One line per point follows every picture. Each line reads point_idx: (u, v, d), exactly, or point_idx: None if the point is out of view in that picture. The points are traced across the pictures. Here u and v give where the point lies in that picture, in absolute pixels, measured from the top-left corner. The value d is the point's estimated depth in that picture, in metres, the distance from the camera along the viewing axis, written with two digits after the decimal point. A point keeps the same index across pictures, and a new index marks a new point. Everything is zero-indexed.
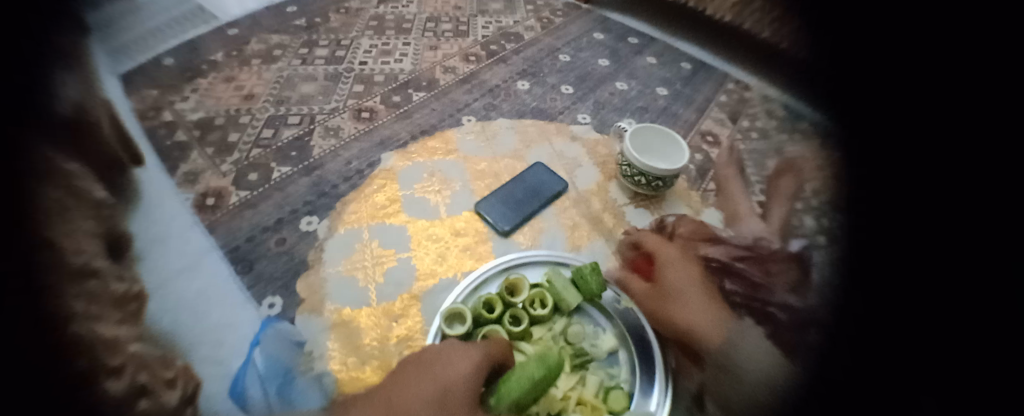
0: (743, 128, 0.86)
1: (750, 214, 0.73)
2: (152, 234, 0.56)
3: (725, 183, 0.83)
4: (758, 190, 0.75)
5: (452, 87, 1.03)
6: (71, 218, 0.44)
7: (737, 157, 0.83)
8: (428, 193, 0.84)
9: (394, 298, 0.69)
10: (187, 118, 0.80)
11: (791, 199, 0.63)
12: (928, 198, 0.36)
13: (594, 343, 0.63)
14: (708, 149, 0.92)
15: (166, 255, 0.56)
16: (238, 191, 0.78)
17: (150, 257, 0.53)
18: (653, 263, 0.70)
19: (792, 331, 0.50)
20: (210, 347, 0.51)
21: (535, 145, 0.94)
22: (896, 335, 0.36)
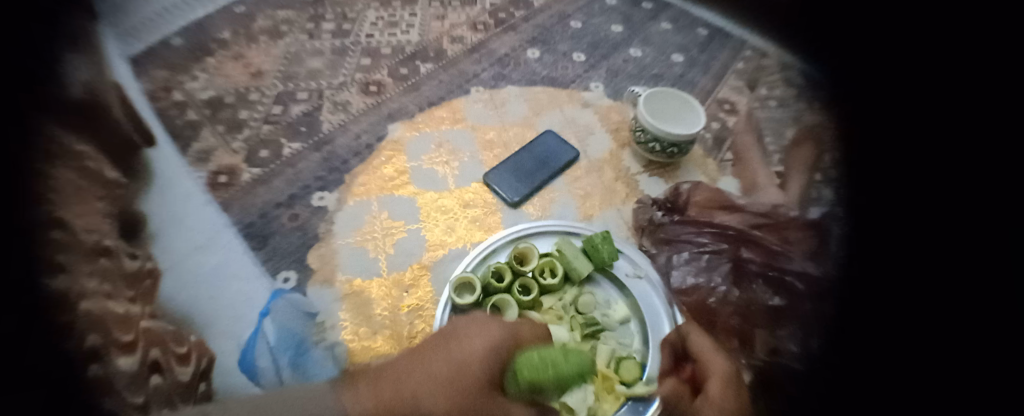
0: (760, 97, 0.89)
1: (768, 184, 0.76)
2: (167, 213, 0.60)
3: (743, 151, 0.83)
4: (777, 160, 0.78)
5: (460, 58, 1.00)
6: (66, 205, 0.48)
7: (755, 125, 0.86)
8: (435, 165, 0.83)
9: (404, 268, 0.69)
10: (198, 98, 0.83)
11: (810, 170, 0.69)
12: (930, 219, 0.45)
13: (605, 312, 0.61)
14: (726, 116, 0.90)
15: (180, 234, 0.59)
16: (250, 168, 0.77)
17: (163, 239, 0.58)
18: (672, 236, 0.70)
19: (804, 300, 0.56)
20: (224, 324, 0.56)
21: (545, 112, 0.91)
22: (885, 326, 0.44)
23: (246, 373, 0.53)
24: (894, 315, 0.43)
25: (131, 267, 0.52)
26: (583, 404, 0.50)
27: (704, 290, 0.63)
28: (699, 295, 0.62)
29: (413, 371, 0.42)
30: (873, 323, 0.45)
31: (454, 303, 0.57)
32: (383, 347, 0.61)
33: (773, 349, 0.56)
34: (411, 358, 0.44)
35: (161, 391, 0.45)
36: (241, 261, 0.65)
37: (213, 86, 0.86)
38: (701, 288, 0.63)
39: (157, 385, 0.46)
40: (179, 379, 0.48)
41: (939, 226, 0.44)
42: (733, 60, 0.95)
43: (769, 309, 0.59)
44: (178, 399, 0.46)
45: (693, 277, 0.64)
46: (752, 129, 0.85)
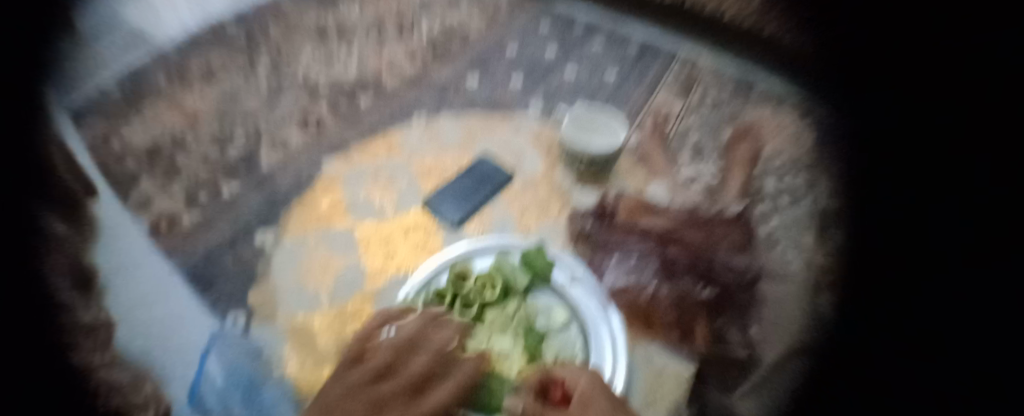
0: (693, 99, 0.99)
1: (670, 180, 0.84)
2: (121, 266, 0.66)
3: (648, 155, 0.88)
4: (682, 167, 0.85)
5: (401, 88, 1.02)
6: None
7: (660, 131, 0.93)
8: (375, 193, 0.81)
9: (348, 298, 0.67)
10: (134, 145, 0.86)
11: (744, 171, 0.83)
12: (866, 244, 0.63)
13: (548, 318, 0.57)
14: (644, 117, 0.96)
15: (122, 292, 0.64)
16: (191, 212, 0.77)
17: (115, 303, 0.63)
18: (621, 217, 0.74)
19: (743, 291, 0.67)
20: (81, 291, 0.62)
21: (480, 136, 0.90)
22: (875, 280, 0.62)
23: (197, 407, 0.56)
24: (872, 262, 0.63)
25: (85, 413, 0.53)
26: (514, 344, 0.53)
27: (638, 289, 0.66)
28: (636, 293, 0.66)
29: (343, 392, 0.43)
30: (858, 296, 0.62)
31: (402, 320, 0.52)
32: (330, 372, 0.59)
33: (712, 337, 0.63)
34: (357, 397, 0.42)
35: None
36: (64, 233, 0.64)
37: (149, 132, 0.88)
38: (638, 286, 0.66)
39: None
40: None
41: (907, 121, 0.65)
42: (664, 70, 1.05)
43: (700, 300, 0.65)
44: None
45: (626, 277, 0.67)
46: (658, 139, 0.91)
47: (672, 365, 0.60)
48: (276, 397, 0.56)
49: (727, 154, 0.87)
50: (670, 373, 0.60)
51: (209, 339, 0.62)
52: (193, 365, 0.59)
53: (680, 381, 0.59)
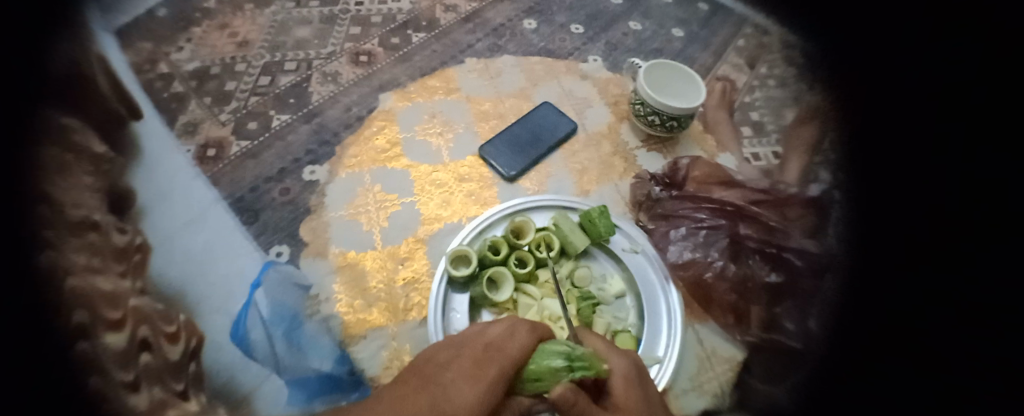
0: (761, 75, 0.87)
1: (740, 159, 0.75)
2: (156, 191, 0.63)
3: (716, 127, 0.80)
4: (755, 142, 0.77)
5: (453, 27, 0.96)
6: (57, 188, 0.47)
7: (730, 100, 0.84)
8: (429, 136, 0.77)
9: (399, 242, 0.66)
10: (184, 69, 0.84)
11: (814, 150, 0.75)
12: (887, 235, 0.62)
13: (601, 287, 0.54)
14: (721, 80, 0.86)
15: (162, 216, 0.61)
16: (238, 141, 0.76)
17: (149, 216, 0.60)
18: (686, 186, 0.69)
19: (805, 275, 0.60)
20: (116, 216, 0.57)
21: (543, 83, 0.85)
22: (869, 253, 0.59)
23: (243, 347, 0.53)
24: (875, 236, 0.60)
25: (118, 344, 0.46)
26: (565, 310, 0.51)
27: (701, 265, 0.62)
28: (697, 270, 0.61)
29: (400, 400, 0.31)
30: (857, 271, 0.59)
31: (450, 276, 0.51)
32: (378, 320, 0.59)
33: (770, 324, 0.58)
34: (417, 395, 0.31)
35: (151, 370, 0.46)
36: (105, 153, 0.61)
37: (198, 57, 0.86)
38: (698, 263, 0.62)
39: (145, 364, 0.46)
40: (168, 359, 0.48)
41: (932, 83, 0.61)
42: (734, 35, 0.93)
43: (767, 286, 0.59)
44: (171, 380, 0.47)
45: (690, 252, 0.62)
46: (726, 107, 0.82)
47: (722, 348, 0.58)
48: (317, 337, 0.56)
49: (788, 139, 0.77)
50: (719, 356, 0.57)
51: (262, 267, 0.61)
52: (239, 297, 0.57)
53: (730, 371, 0.56)
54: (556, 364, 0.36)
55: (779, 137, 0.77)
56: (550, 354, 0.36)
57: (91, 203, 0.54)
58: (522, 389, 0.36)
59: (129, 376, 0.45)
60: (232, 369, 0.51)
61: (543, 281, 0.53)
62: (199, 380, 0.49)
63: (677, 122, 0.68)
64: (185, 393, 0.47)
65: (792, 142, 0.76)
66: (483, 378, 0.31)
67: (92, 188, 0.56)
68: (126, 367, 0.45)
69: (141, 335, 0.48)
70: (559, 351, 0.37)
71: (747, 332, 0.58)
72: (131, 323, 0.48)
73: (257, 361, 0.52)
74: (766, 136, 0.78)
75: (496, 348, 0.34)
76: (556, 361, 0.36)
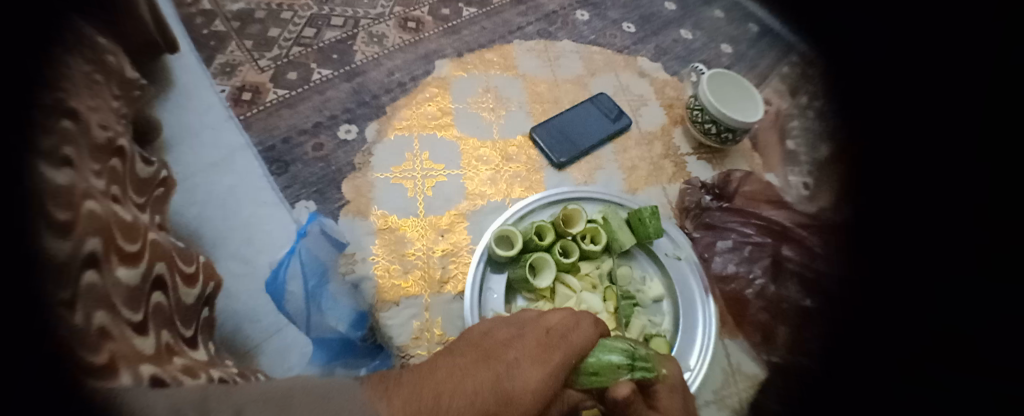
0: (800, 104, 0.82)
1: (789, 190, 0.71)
2: (176, 132, 0.63)
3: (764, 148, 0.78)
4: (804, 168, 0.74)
5: (505, 7, 0.91)
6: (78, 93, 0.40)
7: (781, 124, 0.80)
8: (482, 110, 0.75)
9: (441, 213, 0.64)
10: (228, 9, 0.82)
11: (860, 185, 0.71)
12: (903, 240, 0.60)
13: (639, 288, 0.53)
14: (779, 102, 0.83)
15: (184, 155, 0.63)
16: (276, 89, 0.74)
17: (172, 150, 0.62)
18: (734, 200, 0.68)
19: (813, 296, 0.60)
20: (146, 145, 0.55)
21: (600, 74, 0.82)
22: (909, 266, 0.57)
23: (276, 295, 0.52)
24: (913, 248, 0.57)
25: (132, 280, 0.35)
26: (602, 305, 0.50)
27: (743, 281, 0.61)
28: (738, 285, 0.60)
29: (466, 370, 0.32)
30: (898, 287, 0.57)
31: (493, 255, 0.50)
32: (413, 288, 0.58)
33: (796, 346, 0.57)
34: (469, 369, 0.32)
35: (164, 312, 0.37)
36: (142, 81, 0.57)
37: None
38: (740, 277, 0.61)
39: (159, 304, 0.37)
40: (183, 301, 0.41)
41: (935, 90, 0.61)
42: (777, 63, 0.89)
43: (799, 310, 0.59)
44: (181, 323, 0.40)
45: (734, 265, 0.62)
46: (778, 130, 0.79)
47: (746, 365, 0.56)
48: (341, 299, 0.55)
49: (819, 172, 0.73)
50: (742, 373, 0.56)
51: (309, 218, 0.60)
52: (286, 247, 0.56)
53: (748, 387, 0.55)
54: (617, 360, 0.37)
55: (811, 170, 0.73)
56: (609, 350, 0.38)
57: (117, 126, 0.44)
58: (577, 381, 0.38)
59: (136, 317, 0.33)
60: (242, 321, 0.52)
61: (585, 273, 0.52)
62: (210, 328, 0.44)
63: (733, 134, 0.68)
64: (194, 340, 0.40)
65: (823, 176, 0.72)
66: (546, 364, 0.34)
67: (92, 78, 0.44)
68: (134, 307, 0.34)
69: (157, 272, 0.39)
70: (619, 348, 0.39)
71: (774, 353, 0.57)
72: (149, 258, 0.38)
73: (289, 316, 0.52)
74: (798, 167, 0.74)
75: (557, 340, 0.37)
76: (616, 357, 0.38)
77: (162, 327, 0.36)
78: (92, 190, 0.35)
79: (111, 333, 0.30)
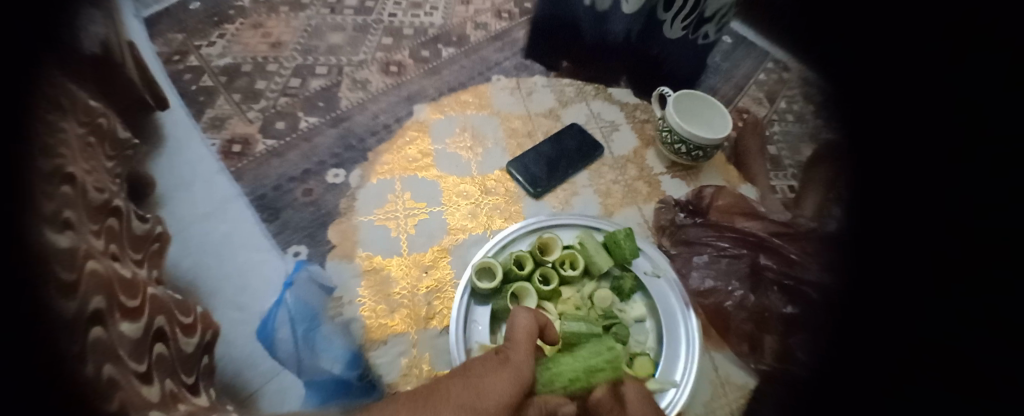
0: (780, 109, 0.84)
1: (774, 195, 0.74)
2: (172, 181, 0.60)
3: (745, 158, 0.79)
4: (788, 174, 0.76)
5: (483, 45, 0.96)
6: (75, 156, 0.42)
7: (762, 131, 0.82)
8: (460, 149, 0.78)
9: (425, 249, 0.66)
10: (214, 64, 0.86)
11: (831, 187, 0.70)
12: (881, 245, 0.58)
13: (621, 308, 0.54)
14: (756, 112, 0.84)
15: (183, 205, 0.59)
16: (264, 139, 0.77)
17: (169, 204, 0.58)
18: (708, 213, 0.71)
19: (783, 300, 0.61)
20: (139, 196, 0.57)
21: (573, 104, 0.86)
22: (901, 262, 0.53)
23: (265, 343, 0.53)
24: (910, 239, 0.52)
25: (134, 334, 0.37)
26: None
27: (722, 294, 0.62)
28: (717, 298, 0.62)
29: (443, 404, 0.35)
30: (897, 291, 0.52)
31: (474, 288, 0.52)
32: (400, 326, 0.60)
33: (783, 355, 0.58)
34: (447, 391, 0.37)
35: (166, 361, 0.39)
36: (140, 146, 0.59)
37: (231, 53, 0.89)
38: (719, 291, 0.62)
39: (161, 354, 0.39)
40: (183, 350, 0.43)
41: (890, 93, 0.60)
42: (754, 71, 0.89)
43: (782, 317, 0.60)
44: (183, 371, 0.41)
45: (712, 279, 0.63)
46: (757, 137, 0.80)
47: (735, 375, 0.57)
48: (332, 339, 0.57)
49: (805, 174, 0.74)
50: (732, 384, 0.57)
51: (295, 266, 0.61)
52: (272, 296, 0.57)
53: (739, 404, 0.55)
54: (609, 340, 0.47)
55: (797, 172, 0.75)
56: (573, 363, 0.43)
57: (111, 187, 0.45)
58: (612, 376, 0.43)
59: (141, 367, 0.35)
60: (242, 366, 0.51)
61: (565, 298, 0.53)
62: (209, 374, 0.46)
63: (700, 152, 0.71)
64: (196, 386, 0.42)
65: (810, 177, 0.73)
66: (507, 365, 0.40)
67: (86, 141, 0.45)
68: (139, 358, 0.36)
69: (157, 324, 0.40)
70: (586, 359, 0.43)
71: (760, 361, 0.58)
72: (150, 311, 0.40)
73: (280, 360, 0.53)
74: (781, 170, 0.76)
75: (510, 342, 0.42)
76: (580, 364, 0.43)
77: (165, 376, 0.38)
78: (91, 250, 0.37)
79: (119, 383, 0.32)
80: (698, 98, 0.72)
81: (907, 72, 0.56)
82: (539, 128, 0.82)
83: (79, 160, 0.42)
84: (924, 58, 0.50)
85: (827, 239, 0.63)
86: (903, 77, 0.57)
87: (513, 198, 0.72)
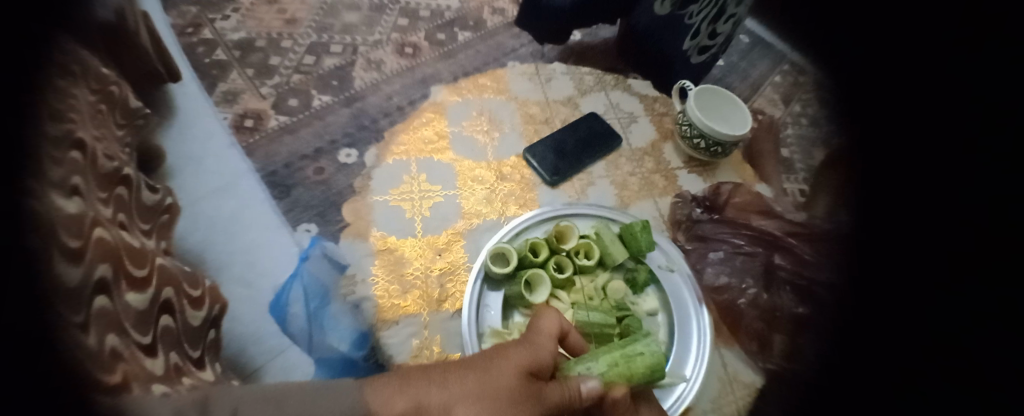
0: (794, 112, 0.82)
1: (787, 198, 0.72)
2: (184, 154, 0.56)
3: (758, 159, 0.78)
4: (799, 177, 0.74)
5: (500, 30, 0.94)
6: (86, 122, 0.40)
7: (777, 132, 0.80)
8: (476, 133, 0.78)
9: (438, 232, 0.66)
10: (228, 38, 0.86)
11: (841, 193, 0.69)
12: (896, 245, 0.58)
13: (634, 300, 0.54)
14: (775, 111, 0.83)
15: (195, 180, 0.55)
16: (277, 115, 0.77)
17: (178, 178, 0.53)
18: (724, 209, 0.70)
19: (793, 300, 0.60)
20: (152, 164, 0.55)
21: (591, 94, 0.85)
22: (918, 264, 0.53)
23: (276, 319, 0.52)
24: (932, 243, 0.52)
25: (141, 305, 0.36)
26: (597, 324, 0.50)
27: (735, 291, 0.62)
28: (731, 295, 0.62)
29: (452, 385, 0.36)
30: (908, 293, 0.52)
31: (488, 273, 0.51)
32: (412, 307, 0.59)
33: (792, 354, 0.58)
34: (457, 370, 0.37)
35: (173, 334, 0.39)
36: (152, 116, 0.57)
37: (244, 28, 0.88)
38: (732, 288, 0.62)
39: (167, 327, 0.38)
40: (191, 324, 0.42)
41: (917, 93, 0.58)
42: (771, 70, 0.87)
43: (792, 317, 0.59)
44: (189, 345, 0.41)
45: (726, 276, 0.63)
46: (773, 139, 0.79)
47: (743, 373, 0.57)
48: (341, 318, 0.57)
49: (816, 178, 0.73)
50: (740, 382, 0.57)
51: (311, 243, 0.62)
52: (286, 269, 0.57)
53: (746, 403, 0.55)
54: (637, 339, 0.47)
55: (808, 176, 0.74)
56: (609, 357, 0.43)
57: (120, 155, 0.43)
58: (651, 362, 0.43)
59: (146, 339, 0.35)
60: (245, 342, 0.49)
61: (577, 288, 0.53)
62: (216, 349, 0.45)
63: (720, 148, 0.70)
64: (202, 360, 0.41)
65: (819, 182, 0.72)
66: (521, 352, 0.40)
67: (97, 108, 0.43)
68: (144, 330, 0.35)
69: (165, 297, 0.40)
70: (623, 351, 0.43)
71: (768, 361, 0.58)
72: (158, 282, 0.39)
73: (290, 336, 0.52)
74: (794, 174, 0.75)
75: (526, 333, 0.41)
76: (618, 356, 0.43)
77: (171, 349, 0.37)
78: (99, 217, 0.35)
79: (123, 355, 0.31)
80: (719, 93, 0.72)
81: (932, 71, 0.54)
82: (555, 116, 0.81)
83: (90, 125, 0.40)
84: (947, 61, 0.50)
85: (838, 238, 0.63)
86: (928, 77, 0.56)
87: (526, 186, 0.71)
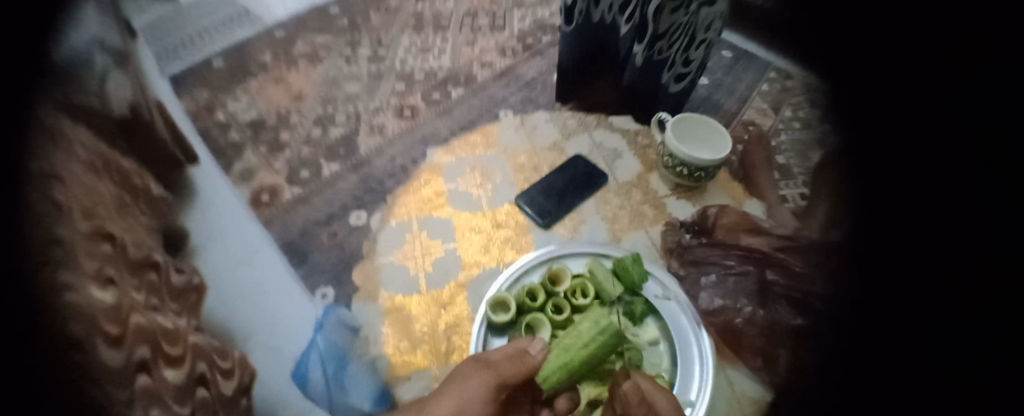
0: (785, 118, 0.85)
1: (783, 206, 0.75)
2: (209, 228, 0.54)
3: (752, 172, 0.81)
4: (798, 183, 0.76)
5: (489, 83, 1.01)
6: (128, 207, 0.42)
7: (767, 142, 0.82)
8: (472, 187, 0.82)
9: (441, 286, 0.71)
10: (241, 119, 0.93)
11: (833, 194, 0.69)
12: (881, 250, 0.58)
13: (634, 332, 0.55)
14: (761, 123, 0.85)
15: (218, 250, 0.53)
16: (291, 187, 0.84)
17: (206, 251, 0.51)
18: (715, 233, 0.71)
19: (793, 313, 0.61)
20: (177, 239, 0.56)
21: (575, 135, 0.89)
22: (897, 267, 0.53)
23: (298, 382, 0.53)
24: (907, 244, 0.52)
25: (178, 379, 0.37)
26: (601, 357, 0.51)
27: (731, 312, 0.63)
28: (728, 317, 0.63)
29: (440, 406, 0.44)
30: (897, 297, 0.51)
31: (490, 321, 0.54)
32: (421, 361, 0.64)
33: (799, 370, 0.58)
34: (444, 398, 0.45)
35: (208, 404, 0.40)
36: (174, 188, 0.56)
37: (256, 108, 0.95)
38: (727, 309, 0.63)
39: (203, 397, 0.39)
40: (223, 392, 0.42)
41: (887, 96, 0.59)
42: (755, 83, 0.90)
43: (791, 330, 0.60)
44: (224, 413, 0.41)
45: (720, 299, 0.64)
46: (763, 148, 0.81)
47: (751, 389, 0.58)
48: (359, 376, 0.61)
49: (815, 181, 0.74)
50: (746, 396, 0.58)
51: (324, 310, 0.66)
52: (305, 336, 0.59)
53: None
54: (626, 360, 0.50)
55: (806, 179, 0.76)
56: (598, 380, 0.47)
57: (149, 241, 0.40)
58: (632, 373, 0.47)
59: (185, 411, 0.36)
60: (273, 404, 0.49)
61: None
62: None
63: (703, 173, 0.72)
64: None
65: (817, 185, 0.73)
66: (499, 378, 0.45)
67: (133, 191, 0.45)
68: (183, 401, 0.36)
69: (200, 369, 0.40)
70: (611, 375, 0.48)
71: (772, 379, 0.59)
72: (192, 357, 0.39)
73: (312, 399, 0.53)
74: (791, 179, 0.77)
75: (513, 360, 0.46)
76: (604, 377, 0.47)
77: None
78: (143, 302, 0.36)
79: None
80: (698, 119, 0.74)
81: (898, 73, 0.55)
82: (545, 159, 0.86)
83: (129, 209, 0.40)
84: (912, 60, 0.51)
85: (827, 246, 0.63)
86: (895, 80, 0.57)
87: (524, 230, 0.75)
